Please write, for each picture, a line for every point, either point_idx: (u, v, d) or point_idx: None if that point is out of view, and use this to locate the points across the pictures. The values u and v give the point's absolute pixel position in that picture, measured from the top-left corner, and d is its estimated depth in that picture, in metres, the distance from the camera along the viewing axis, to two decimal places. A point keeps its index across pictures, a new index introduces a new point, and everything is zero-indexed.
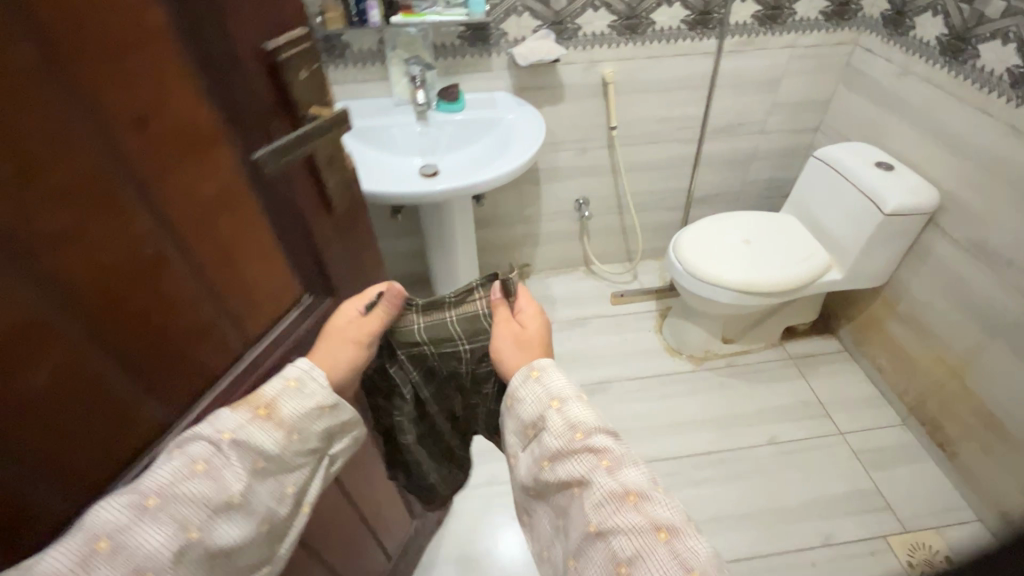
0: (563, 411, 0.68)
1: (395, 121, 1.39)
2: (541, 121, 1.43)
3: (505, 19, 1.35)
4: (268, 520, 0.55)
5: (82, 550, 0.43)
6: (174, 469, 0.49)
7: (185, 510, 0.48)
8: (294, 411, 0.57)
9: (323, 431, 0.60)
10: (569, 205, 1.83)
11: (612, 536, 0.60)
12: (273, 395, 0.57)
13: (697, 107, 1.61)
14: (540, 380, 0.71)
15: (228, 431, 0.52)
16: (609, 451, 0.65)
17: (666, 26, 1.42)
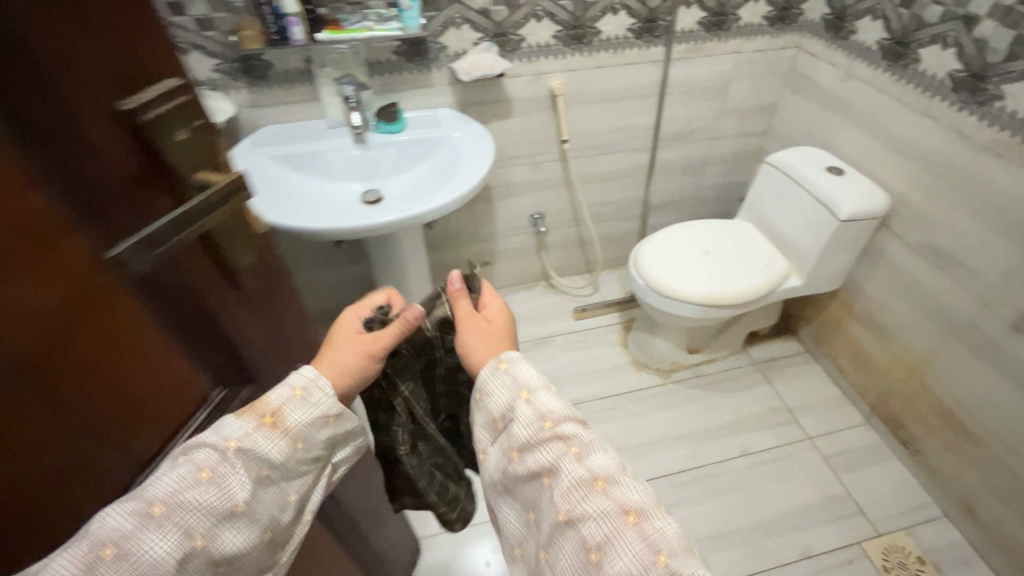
0: (531, 398, 0.61)
1: (328, 146, 1.28)
2: (488, 139, 1.34)
3: (444, 31, 1.25)
4: (272, 527, 0.52)
5: (88, 556, 0.39)
6: (179, 477, 0.45)
7: (192, 518, 0.45)
8: (301, 421, 0.53)
9: (330, 439, 0.56)
10: (525, 221, 1.76)
11: (583, 530, 0.52)
12: (278, 404, 0.52)
13: (648, 116, 1.57)
14: (508, 372, 0.64)
15: (234, 440, 0.49)
16: (580, 439, 0.58)
17: (612, 35, 1.37)
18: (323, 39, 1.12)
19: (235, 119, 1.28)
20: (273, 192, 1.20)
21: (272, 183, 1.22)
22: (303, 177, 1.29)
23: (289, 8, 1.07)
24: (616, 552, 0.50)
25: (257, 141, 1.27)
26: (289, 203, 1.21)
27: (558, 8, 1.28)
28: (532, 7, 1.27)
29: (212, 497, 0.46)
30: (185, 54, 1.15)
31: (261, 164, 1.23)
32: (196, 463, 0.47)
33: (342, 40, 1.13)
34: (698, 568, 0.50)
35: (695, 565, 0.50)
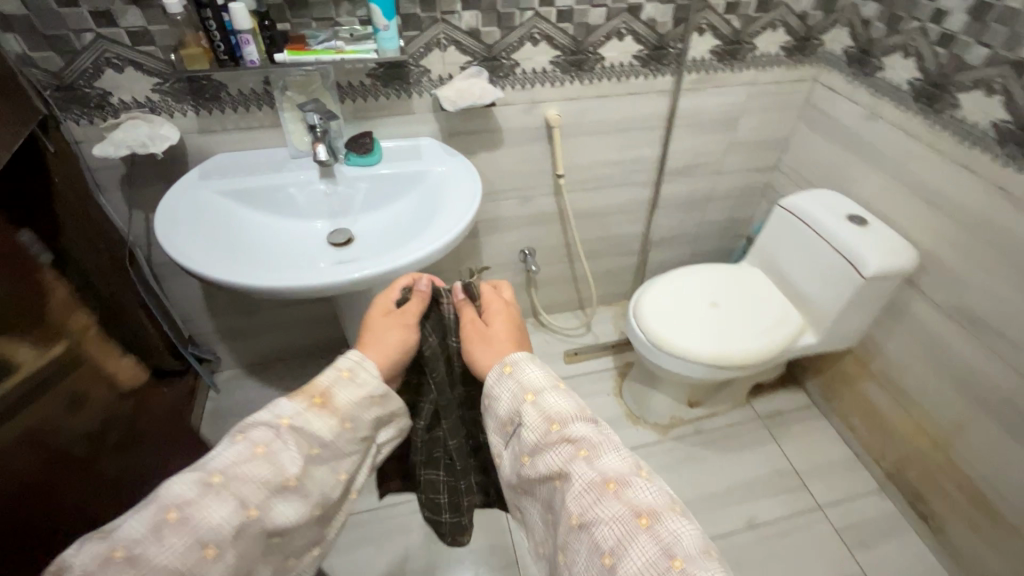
0: (537, 403, 0.61)
1: (290, 181, 1.11)
2: (476, 176, 1.18)
3: (427, 52, 1.09)
4: (319, 503, 0.62)
5: (158, 515, 0.52)
6: (241, 453, 0.57)
7: (248, 488, 0.56)
8: (347, 400, 0.64)
9: (371, 420, 0.66)
10: (513, 257, 1.60)
11: (594, 529, 0.52)
12: (328, 383, 0.65)
13: (651, 149, 1.43)
14: (515, 376, 0.65)
15: (286, 417, 0.60)
16: (590, 442, 0.57)
17: (616, 62, 1.22)
18: (281, 61, 0.95)
19: (181, 145, 1.10)
20: (219, 236, 1.02)
21: (219, 224, 1.04)
22: (259, 214, 1.12)
23: (241, 24, 0.89)
24: (629, 553, 0.50)
25: (204, 174, 1.09)
26: (238, 250, 1.03)
27: (557, 32, 1.14)
28: (529, 29, 1.11)
29: (268, 469, 0.57)
30: (118, 71, 0.97)
31: (208, 202, 1.05)
32: (256, 440, 0.58)
33: (305, 62, 0.96)
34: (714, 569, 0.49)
35: (709, 565, 0.49)
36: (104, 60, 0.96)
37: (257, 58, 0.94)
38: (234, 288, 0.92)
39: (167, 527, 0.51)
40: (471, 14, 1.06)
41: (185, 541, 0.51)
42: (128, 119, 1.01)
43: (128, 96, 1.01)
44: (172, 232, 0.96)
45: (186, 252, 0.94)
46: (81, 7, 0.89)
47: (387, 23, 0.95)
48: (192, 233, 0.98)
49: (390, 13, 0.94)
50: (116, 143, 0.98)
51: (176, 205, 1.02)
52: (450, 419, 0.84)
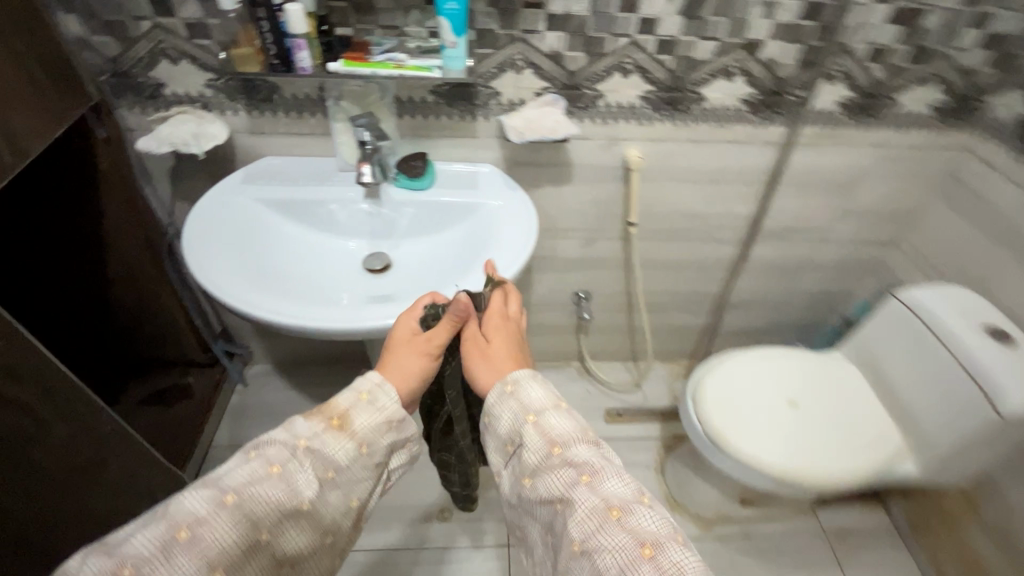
0: (540, 424, 0.62)
1: (331, 197, 1.02)
2: (534, 216, 1.03)
3: (500, 73, 0.96)
4: (323, 527, 0.65)
5: (171, 533, 0.53)
6: (255, 471, 0.59)
7: (262, 509, 0.58)
8: (365, 422, 0.67)
9: (387, 446, 0.69)
10: (566, 298, 1.45)
11: (598, 558, 0.52)
12: (346, 406, 0.67)
13: (744, 205, 1.23)
14: (518, 397, 0.65)
15: (303, 438, 0.63)
16: (592, 465, 0.58)
17: (719, 105, 1.03)
18: (334, 70, 0.86)
19: (230, 144, 1.04)
20: (247, 253, 0.94)
21: (250, 239, 0.97)
22: (296, 228, 1.04)
23: (296, 26, 0.80)
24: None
25: (243, 179, 1.01)
26: (265, 271, 0.95)
27: (653, 64, 0.97)
28: (620, 58, 0.96)
29: (279, 491, 0.59)
30: (173, 63, 0.92)
31: (242, 213, 0.98)
32: (272, 458, 0.61)
33: (360, 74, 0.86)
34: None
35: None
36: (160, 50, 0.90)
37: (309, 65, 0.84)
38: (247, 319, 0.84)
39: (178, 546, 0.53)
40: (556, 35, 0.92)
41: (195, 559, 0.53)
42: (178, 114, 0.96)
43: (181, 89, 0.96)
44: (198, 248, 0.90)
45: (206, 272, 0.87)
46: None
47: (456, 41, 0.83)
48: (218, 249, 0.91)
49: (461, 29, 0.82)
50: (159, 138, 0.93)
51: (208, 214, 0.96)
52: (463, 429, 0.85)
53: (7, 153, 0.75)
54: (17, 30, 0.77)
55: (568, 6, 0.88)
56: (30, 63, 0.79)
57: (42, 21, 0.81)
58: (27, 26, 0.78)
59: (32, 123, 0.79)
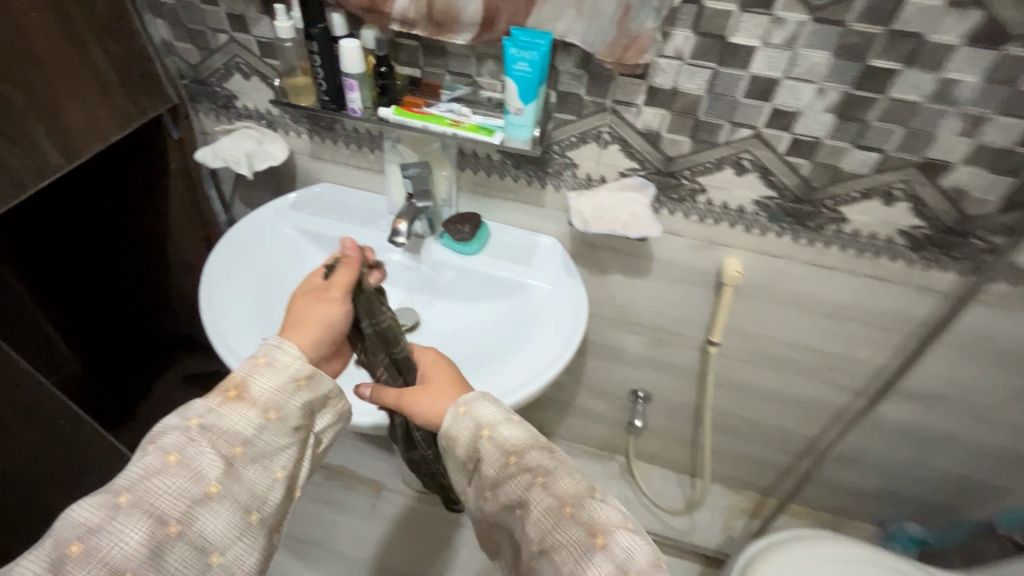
0: (495, 438, 0.54)
1: (369, 242, 0.93)
2: (584, 316, 0.85)
3: (579, 145, 0.80)
4: (260, 507, 0.51)
5: (59, 553, 0.43)
6: (149, 462, 0.48)
7: (164, 503, 0.46)
8: (266, 386, 0.53)
9: (302, 408, 0.55)
10: (621, 392, 1.24)
11: (556, 558, 0.47)
12: (243, 373, 0.53)
13: (872, 353, 0.94)
14: (472, 416, 0.56)
15: (196, 417, 0.50)
16: (550, 468, 0.51)
17: (863, 230, 0.77)
18: (385, 118, 0.75)
19: (292, 163, 0.99)
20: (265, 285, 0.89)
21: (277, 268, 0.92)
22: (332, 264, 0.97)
23: (349, 66, 0.71)
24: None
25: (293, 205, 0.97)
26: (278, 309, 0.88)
27: (779, 166, 0.74)
28: (735, 152, 0.74)
29: (182, 480, 0.47)
30: (245, 78, 0.88)
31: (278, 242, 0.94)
32: (167, 445, 0.48)
33: (411, 126, 0.75)
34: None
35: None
36: (234, 63, 0.87)
37: (359, 108, 0.75)
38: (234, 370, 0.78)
39: (68, 564, 0.43)
40: (655, 112, 0.73)
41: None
42: (242, 129, 0.93)
43: (251, 103, 0.92)
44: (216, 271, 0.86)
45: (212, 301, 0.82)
46: (220, 7, 0.80)
47: (523, 108, 0.68)
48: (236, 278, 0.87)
49: (530, 95, 0.67)
50: (215, 152, 0.89)
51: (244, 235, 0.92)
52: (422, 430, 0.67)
53: (57, 155, 0.75)
54: (94, 35, 0.76)
55: (677, 80, 0.69)
56: (102, 67, 0.79)
57: (127, 26, 0.81)
58: (107, 30, 0.78)
59: (93, 126, 0.79)
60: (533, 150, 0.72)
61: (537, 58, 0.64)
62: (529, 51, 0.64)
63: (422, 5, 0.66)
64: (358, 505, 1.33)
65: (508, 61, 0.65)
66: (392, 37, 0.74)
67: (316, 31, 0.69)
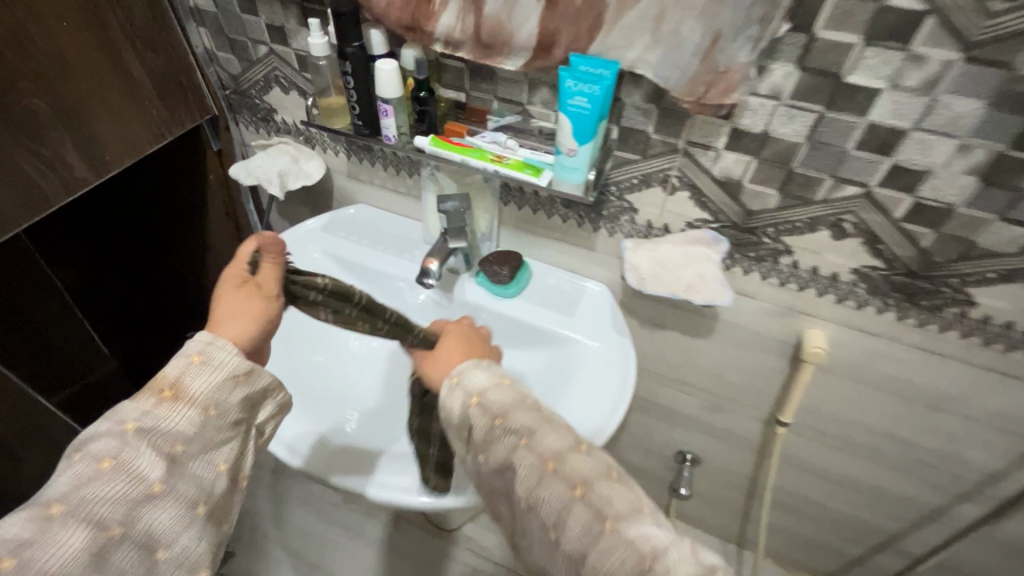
0: (484, 406, 0.56)
1: (400, 274, 0.86)
2: (632, 381, 0.73)
3: (641, 188, 0.68)
4: (207, 499, 0.48)
5: None
6: (83, 469, 0.44)
7: (103, 509, 0.43)
8: (205, 385, 0.49)
9: (243, 400, 0.52)
10: (665, 452, 1.11)
11: (541, 511, 0.51)
12: (176, 374, 0.49)
13: (986, 456, 0.76)
14: (462, 386, 0.58)
15: (132, 421, 0.46)
16: (533, 428, 0.54)
17: (996, 317, 0.61)
18: (422, 148, 0.67)
19: (328, 182, 0.94)
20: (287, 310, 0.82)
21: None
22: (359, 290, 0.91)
23: (384, 90, 0.63)
24: (571, 523, 0.49)
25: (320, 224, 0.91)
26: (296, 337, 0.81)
27: (891, 232, 0.59)
28: (835, 212, 0.60)
29: (122, 484, 0.44)
30: (284, 92, 0.83)
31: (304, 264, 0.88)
32: (100, 453, 0.44)
33: (449, 158, 0.66)
34: (649, 526, 0.49)
35: (642, 521, 0.49)
36: (273, 76, 0.82)
37: (393, 135, 0.67)
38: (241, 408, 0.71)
39: None
40: (737, 158, 0.60)
41: None
42: (278, 145, 0.88)
43: (289, 118, 0.87)
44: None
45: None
46: (260, 18, 0.75)
47: (577, 148, 0.57)
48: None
49: (588, 134, 0.56)
50: (249, 169, 0.85)
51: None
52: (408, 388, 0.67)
53: (83, 168, 0.72)
54: (130, 44, 0.73)
55: (769, 123, 0.56)
56: (138, 77, 0.75)
57: (167, 34, 0.77)
58: (145, 39, 0.74)
59: (123, 138, 0.76)
60: (586, 196, 0.61)
61: (599, 91, 0.54)
62: (590, 83, 0.53)
63: (470, 23, 0.57)
64: (375, 535, 1.27)
65: (564, 93, 0.55)
66: (436, 57, 0.65)
67: (350, 51, 0.61)
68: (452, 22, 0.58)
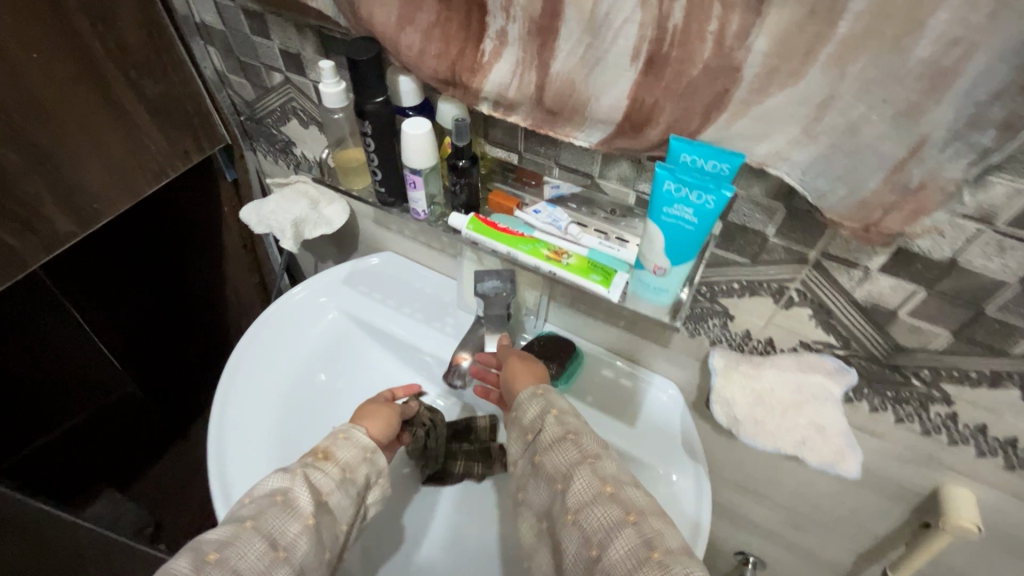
0: (562, 420, 0.53)
1: (429, 349, 0.73)
2: (706, 527, 0.57)
3: (743, 296, 0.51)
4: (330, 550, 0.52)
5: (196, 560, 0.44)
6: (262, 501, 0.50)
7: (277, 530, 0.49)
8: (347, 455, 0.58)
9: (366, 477, 0.58)
10: (722, 549, 0.95)
11: (587, 528, 0.45)
12: (327, 444, 0.58)
13: None
14: (545, 396, 0.56)
15: (299, 471, 0.54)
16: (599, 452, 0.50)
17: None
18: (457, 231, 0.52)
19: (353, 224, 0.81)
20: (294, 403, 0.68)
21: (309, 378, 0.71)
22: (379, 358, 0.77)
23: (412, 159, 0.48)
24: (615, 545, 0.43)
25: (323, 283, 0.78)
26: (307, 437, 0.67)
27: None
28: None
29: (289, 517, 0.50)
30: (302, 125, 0.69)
31: (310, 337, 0.74)
32: (273, 488, 0.52)
33: (493, 250, 0.50)
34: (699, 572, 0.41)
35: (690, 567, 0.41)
36: (290, 107, 0.68)
37: (423, 210, 0.53)
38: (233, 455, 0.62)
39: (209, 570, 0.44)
40: (896, 285, 0.42)
41: None
42: (293, 184, 0.75)
43: (309, 153, 0.73)
44: (237, 399, 0.66)
45: (229, 447, 0.62)
46: (273, 42, 0.61)
47: (668, 268, 0.41)
48: (259, 404, 0.67)
49: (687, 253, 0.40)
50: (259, 214, 0.72)
51: (270, 334, 0.72)
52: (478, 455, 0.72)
53: (66, 220, 0.61)
54: (121, 73, 0.61)
55: (962, 251, 0.38)
56: (133, 109, 0.63)
57: (167, 56, 0.65)
58: (140, 66, 0.62)
59: (119, 181, 0.65)
60: (673, 321, 0.45)
61: (712, 204, 0.36)
62: (699, 192, 0.36)
63: (530, 82, 0.41)
64: None
65: (659, 199, 0.38)
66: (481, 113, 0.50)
67: (370, 108, 0.47)
68: (505, 79, 0.42)
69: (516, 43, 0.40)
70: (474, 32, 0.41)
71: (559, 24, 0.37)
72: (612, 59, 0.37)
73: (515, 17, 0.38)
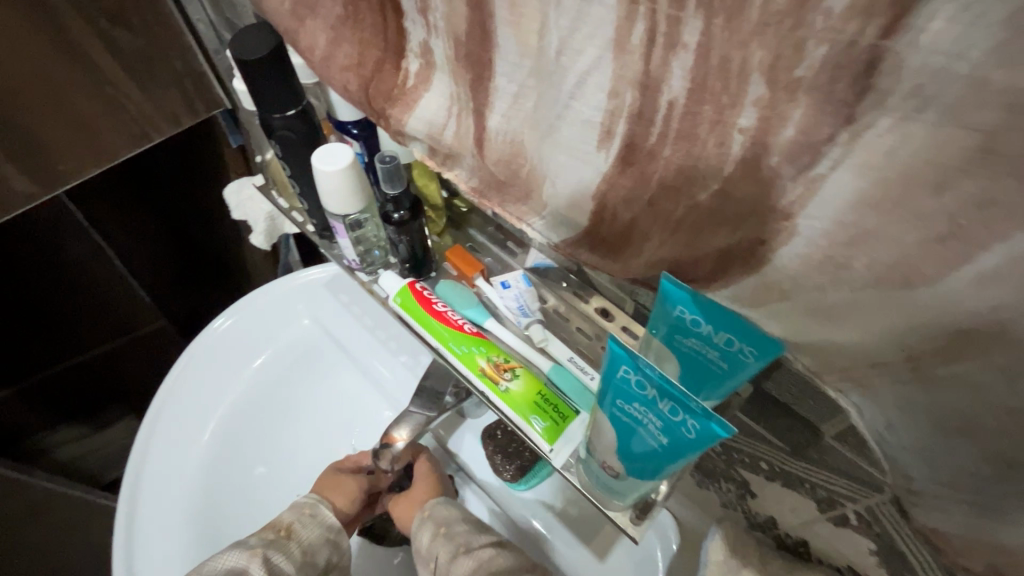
0: (449, 536, 0.46)
1: (394, 389, 0.58)
2: None
3: (773, 481, 0.34)
4: None
5: None
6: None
7: None
8: (315, 537, 0.47)
9: (328, 562, 0.48)
10: None
11: None
12: (290, 519, 0.47)
13: None
14: (431, 517, 0.48)
15: (259, 549, 0.44)
16: None
17: None
18: (386, 296, 0.39)
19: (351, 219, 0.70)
20: (214, 474, 0.54)
21: (235, 439, 0.56)
22: (331, 390, 0.60)
23: (329, 202, 0.35)
24: None
25: (258, 308, 0.62)
26: (233, 510, 0.53)
27: None
28: None
29: None
30: None
31: (239, 382, 0.58)
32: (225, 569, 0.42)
33: (416, 333, 0.37)
34: None
35: None
36: None
37: (354, 260, 0.40)
38: (149, 503, 0.53)
39: None
40: None
41: None
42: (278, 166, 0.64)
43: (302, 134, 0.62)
44: (163, 438, 0.55)
45: (141, 546, 0.51)
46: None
47: (625, 473, 0.25)
48: (174, 482, 0.54)
49: (651, 472, 0.24)
50: (235, 199, 0.61)
51: (200, 372, 0.58)
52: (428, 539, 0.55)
53: (23, 181, 0.51)
54: (88, 21, 0.47)
55: None
56: (105, 66, 0.50)
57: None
58: (112, 12, 0.47)
59: (88, 147, 0.54)
60: (636, 532, 0.29)
61: (693, 435, 0.20)
62: (674, 406, 0.20)
63: (467, 132, 0.26)
64: None
65: (610, 384, 0.22)
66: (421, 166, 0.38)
67: (278, 123, 0.34)
68: (437, 118, 0.27)
69: (446, 68, 0.24)
70: (393, 39, 0.26)
71: (494, 54, 0.21)
72: (570, 133, 0.21)
73: (437, 29, 0.23)
